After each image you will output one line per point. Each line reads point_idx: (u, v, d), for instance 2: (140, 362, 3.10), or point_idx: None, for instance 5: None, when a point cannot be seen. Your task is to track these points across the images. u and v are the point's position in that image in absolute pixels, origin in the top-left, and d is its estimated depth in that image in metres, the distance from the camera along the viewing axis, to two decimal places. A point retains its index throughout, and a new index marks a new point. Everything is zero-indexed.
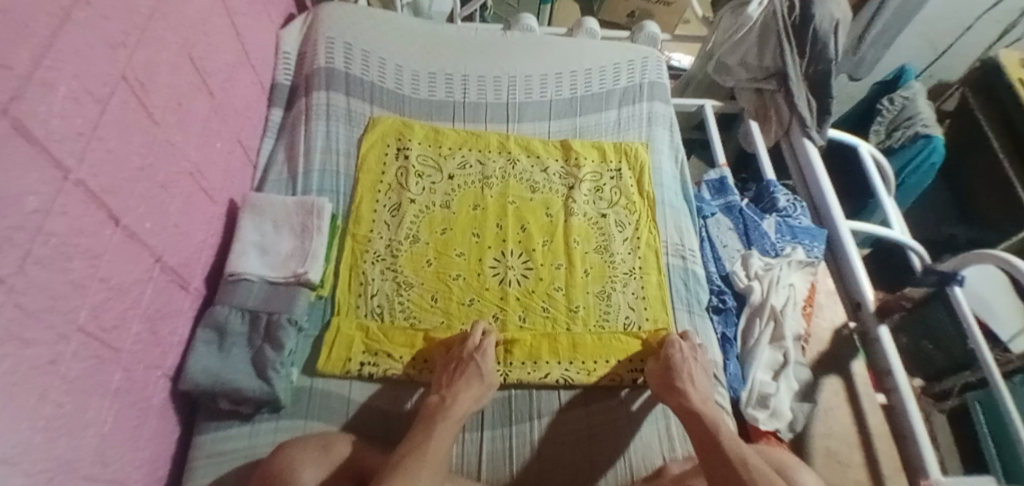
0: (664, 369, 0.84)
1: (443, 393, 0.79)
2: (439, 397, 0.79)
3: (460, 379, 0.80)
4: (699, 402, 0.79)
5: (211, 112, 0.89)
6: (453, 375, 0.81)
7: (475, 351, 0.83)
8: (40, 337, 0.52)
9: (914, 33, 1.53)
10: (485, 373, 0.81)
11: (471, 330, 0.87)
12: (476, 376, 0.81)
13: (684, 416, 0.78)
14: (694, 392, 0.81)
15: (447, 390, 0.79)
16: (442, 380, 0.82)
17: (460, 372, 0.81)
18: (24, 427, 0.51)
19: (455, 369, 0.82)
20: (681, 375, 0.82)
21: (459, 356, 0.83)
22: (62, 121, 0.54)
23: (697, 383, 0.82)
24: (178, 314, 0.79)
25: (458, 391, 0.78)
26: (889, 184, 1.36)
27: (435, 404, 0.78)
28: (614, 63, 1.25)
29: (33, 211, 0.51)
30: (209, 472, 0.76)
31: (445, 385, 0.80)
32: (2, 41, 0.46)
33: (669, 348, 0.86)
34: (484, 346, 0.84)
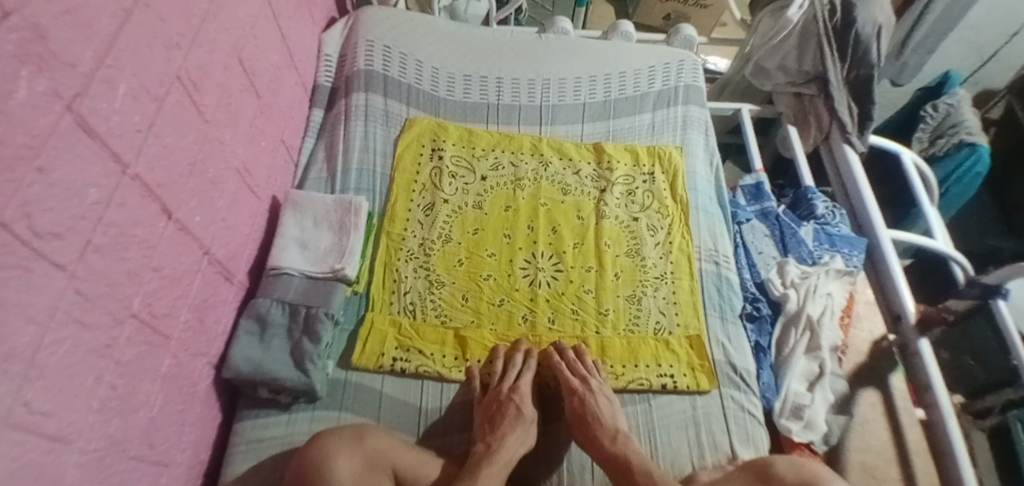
0: (576, 414, 0.81)
1: (488, 441, 0.77)
2: (485, 444, 0.76)
3: (500, 425, 0.78)
4: (610, 444, 0.77)
5: (257, 112, 0.92)
6: (494, 420, 0.79)
7: (512, 392, 0.82)
8: (98, 321, 0.55)
9: (958, 40, 1.46)
10: (525, 415, 0.81)
11: (505, 370, 0.86)
12: (516, 418, 0.79)
13: (608, 472, 0.76)
14: (604, 431, 0.79)
15: (491, 436, 0.77)
16: (484, 427, 0.79)
17: (502, 416, 0.79)
18: (80, 406, 0.54)
19: (495, 414, 0.80)
20: (591, 420, 0.80)
21: (499, 399, 0.81)
22: (122, 117, 0.57)
23: (608, 422, 0.80)
24: (223, 304, 0.82)
25: (503, 435, 0.77)
26: (931, 191, 1.32)
27: (481, 452, 0.75)
28: (649, 66, 1.25)
29: (94, 202, 0.54)
30: (249, 457, 0.78)
31: (490, 432, 0.78)
32: (67, 40, 0.49)
33: (571, 395, 0.83)
34: (520, 386, 0.83)
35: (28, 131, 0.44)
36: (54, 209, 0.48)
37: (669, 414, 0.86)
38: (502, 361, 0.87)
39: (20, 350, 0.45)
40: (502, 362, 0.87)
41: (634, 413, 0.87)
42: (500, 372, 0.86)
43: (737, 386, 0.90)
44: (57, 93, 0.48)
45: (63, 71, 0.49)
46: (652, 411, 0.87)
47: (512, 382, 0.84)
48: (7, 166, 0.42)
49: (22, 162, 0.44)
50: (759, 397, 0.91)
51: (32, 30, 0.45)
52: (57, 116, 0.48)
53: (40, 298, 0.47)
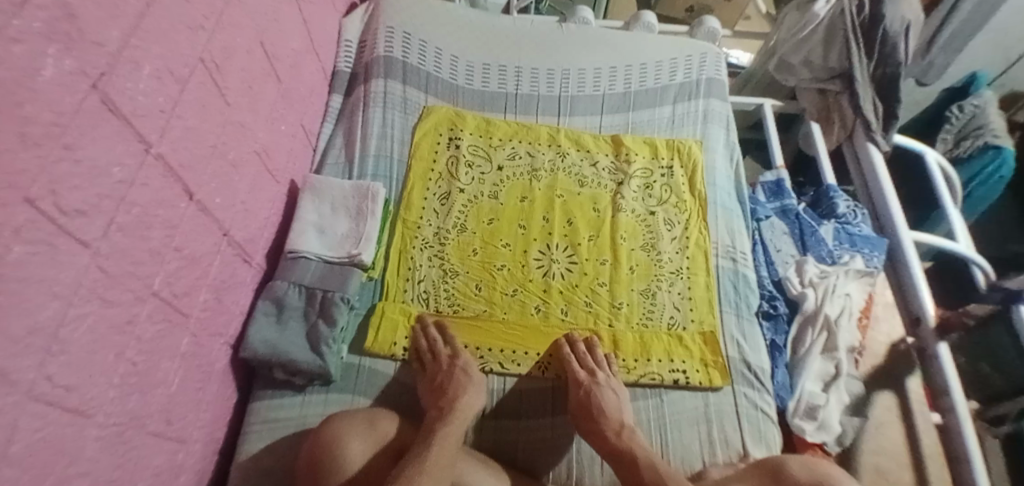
0: (581, 404, 0.81)
1: (441, 406, 0.77)
2: (438, 408, 0.77)
3: (449, 388, 0.80)
4: (614, 436, 0.78)
5: (278, 96, 0.93)
6: (442, 387, 0.80)
7: (453, 359, 0.84)
8: (120, 298, 0.56)
9: (987, 40, 1.42)
10: (473, 376, 0.83)
11: (436, 339, 0.87)
12: (464, 383, 0.81)
13: (613, 464, 0.76)
14: (610, 426, 0.79)
15: (443, 401, 0.78)
16: (434, 396, 0.80)
17: (450, 381, 0.81)
18: (101, 382, 0.55)
19: (442, 384, 0.81)
20: (597, 412, 0.80)
21: (442, 370, 0.82)
22: (147, 97, 0.58)
23: (613, 414, 0.80)
24: (241, 286, 0.83)
25: (455, 397, 0.78)
26: (953, 192, 1.29)
27: (434, 416, 0.76)
28: (670, 58, 1.23)
29: (118, 181, 0.54)
30: (263, 437, 0.79)
31: (441, 398, 0.79)
32: (94, 18, 0.49)
33: (575, 387, 0.83)
34: (461, 354, 0.85)
35: (55, 109, 0.45)
36: (79, 186, 0.49)
37: (682, 410, 0.86)
38: (424, 339, 0.87)
39: (43, 325, 0.46)
40: (424, 341, 0.87)
41: (645, 408, 0.86)
42: (427, 349, 0.86)
43: (751, 385, 0.89)
44: (84, 71, 0.48)
45: (90, 50, 0.49)
46: (664, 406, 0.86)
47: (450, 350, 0.86)
48: (34, 143, 0.43)
49: (49, 139, 0.44)
50: (773, 396, 0.90)
51: (60, 8, 0.45)
52: (84, 95, 0.48)
53: (65, 274, 0.48)
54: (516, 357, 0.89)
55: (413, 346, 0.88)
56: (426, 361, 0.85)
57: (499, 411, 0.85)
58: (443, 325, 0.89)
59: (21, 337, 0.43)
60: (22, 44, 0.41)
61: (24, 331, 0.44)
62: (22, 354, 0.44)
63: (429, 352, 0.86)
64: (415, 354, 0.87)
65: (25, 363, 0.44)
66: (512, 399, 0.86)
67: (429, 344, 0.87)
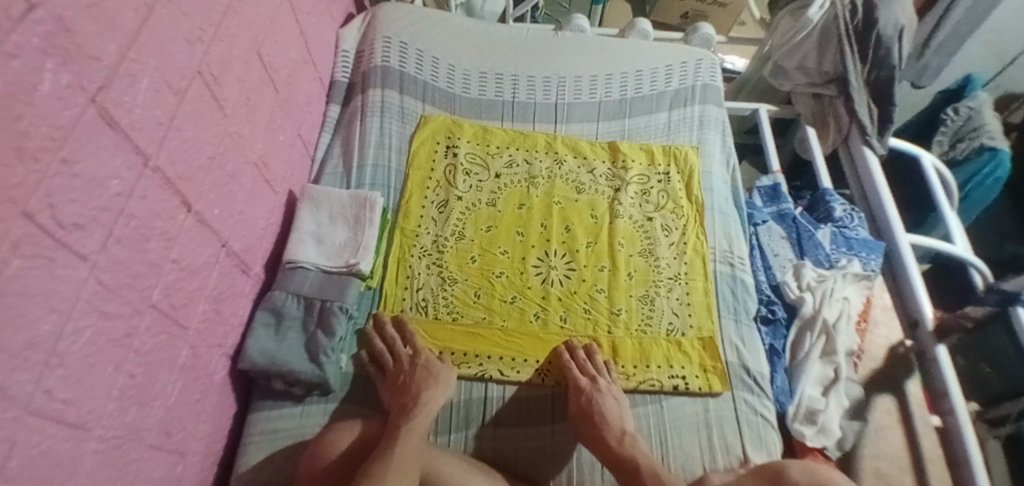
0: (582, 411, 0.81)
1: (404, 402, 0.78)
2: (400, 406, 0.77)
3: (412, 385, 0.80)
4: (616, 444, 0.77)
5: (276, 107, 0.93)
6: (405, 385, 0.81)
7: (412, 358, 0.84)
8: (118, 311, 0.56)
9: (981, 42, 1.43)
10: (436, 371, 0.83)
11: (399, 339, 0.88)
12: (425, 379, 0.81)
13: (613, 471, 0.77)
14: (611, 433, 0.78)
15: (405, 398, 0.78)
16: (396, 395, 0.80)
17: (412, 380, 0.81)
18: (101, 394, 0.55)
19: (404, 382, 0.81)
20: (598, 418, 0.79)
21: (404, 371, 0.83)
22: (144, 110, 0.58)
23: (611, 421, 0.80)
24: (240, 296, 0.83)
25: (417, 394, 0.79)
26: (951, 196, 1.29)
27: (398, 413, 0.76)
28: (666, 65, 1.24)
29: (116, 194, 0.54)
30: (263, 448, 0.79)
31: (404, 395, 0.79)
32: (91, 33, 0.49)
33: (575, 394, 0.83)
34: (421, 351, 0.85)
35: (51, 123, 0.45)
36: (77, 200, 0.49)
37: (680, 416, 0.86)
38: (382, 339, 0.88)
39: (41, 339, 0.46)
40: (383, 341, 0.88)
41: (644, 415, 0.86)
42: (385, 349, 0.87)
43: (751, 390, 0.89)
44: (81, 85, 0.48)
45: (87, 64, 0.49)
46: (664, 413, 0.86)
47: (411, 348, 0.86)
48: (32, 157, 0.43)
49: (46, 152, 0.45)
50: (772, 400, 0.90)
51: (57, 23, 0.45)
52: (80, 109, 0.49)
53: (62, 287, 0.48)
54: (514, 364, 0.89)
55: (370, 349, 0.88)
56: (386, 362, 0.86)
57: (499, 420, 0.85)
58: (401, 320, 0.90)
59: (19, 351, 0.43)
60: (18, 59, 0.41)
61: (22, 345, 0.44)
62: (20, 368, 0.44)
63: (387, 353, 0.86)
64: (372, 356, 0.87)
65: (23, 377, 0.44)
66: (513, 405, 0.86)
67: (387, 343, 0.88)
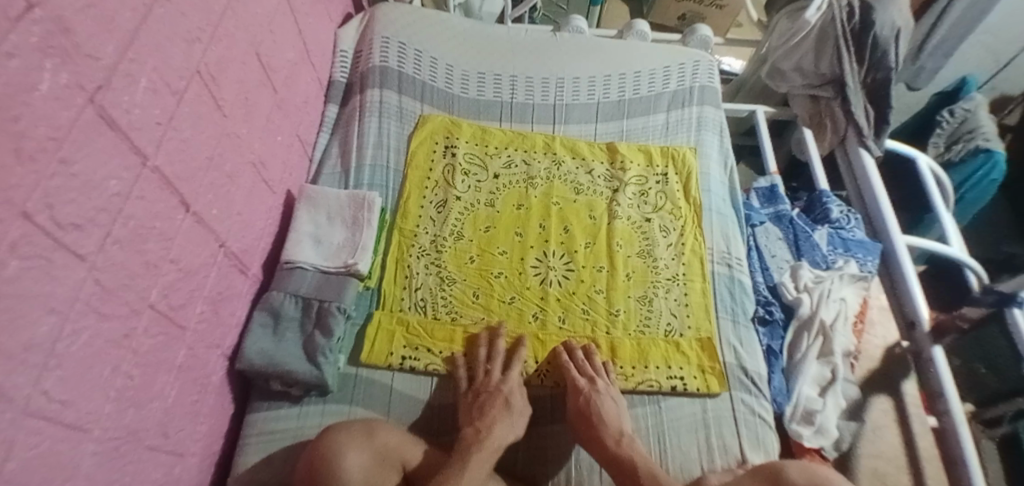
0: (580, 411, 0.81)
1: (477, 426, 0.76)
2: (473, 429, 0.76)
3: (489, 413, 0.78)
4: (614, 445, 0.77)
5: (274, 107, 0.93)
6: (482, 409, 0.79)
7: (501, 384, 0.82)
8: (116, 312, 0.56)
9: (976, 44, 1.44)
10: (515, 406, 0.80)
11: (490, 357, 0.86)
12: (504, 410, 0.79)
13: (610, 471, 0.77)
14: (609, 433, 0.78)
15: (480, 423, 0.77)
16: (472, 415, 0.79)
17: (490, 406, 0.79)
18: (98, 396, 0.54)
19: (483, 403, 0.80)
20: (597, 420, 0.80)
21: (487, 390, 0.82)
22: (142, 110, 0.58)
23: (608, 421, 0.80)
24: (238, 297, 0.83)
25: (492, 423, 0.77)
26: (946, 197, 1.30)
27: (469, 438, 0.75)
28: (664, 66, 1.24)
29: (114, 195, 0.54)
30: (260, 448, 0.79)
31: (478, 419, 0.78)
32: (89, 33, 0.49)
33: (574, 394, 0.83)
34: (512, 378, 0.83)
35: (49, 123, 0.45)
36: (74, 201, 0.49)
37: (679, 417, 0.86)
38: (486, 350, 0.87)
39: (39, 340, 0.46)
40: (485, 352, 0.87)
41: (643, 415, 0.86)
42: (482, 365, 0.86)
43: (749, 390, 0.89)
44: (79, 85, 0.48)
45: (86, 64, 0.49)
46: (662, 412, 0.86)
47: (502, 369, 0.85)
48: (30, 158, 0.43)
49: (44, 153, 0.44)
50: (770, 401, 0.90)
51: (55, 23, 0.45)
52: (79, 109, 0.48)
53: (60, 288, 0.48)
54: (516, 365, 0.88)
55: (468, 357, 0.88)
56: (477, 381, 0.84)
57: None
58: (497, 336, 0.89)
59: (17, 352, 0.43)
60: (16, 59, 0.41)
61: (20, 346, 0.43)
62: (18, 369, 0.43)
63: (482, 375, 0.85)
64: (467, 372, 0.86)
65: (21, 378, 0.44)
66: None
67: (487, 354, 0.87)
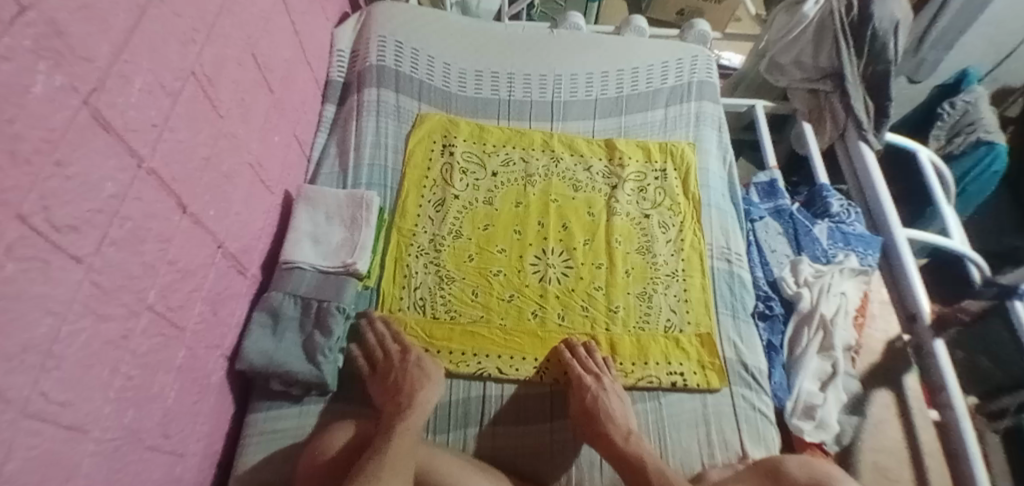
0: (586, 409, 0.80)
1: (399, 401, 0.77)
2: (394, 404, 0.77)
3: (406, 382, 0.80)
4: (622, 441, 0.77)
5: (271, 107, 0.93)
6: (397, 383, 0.80)
7: (404, 355, 0.84)
8: (114, 313, 0.56)
9: (976, 36, 1.43)
10: (427, 369, 0.82)
11: (388, 336, 0.87)
12: (421, 376, 0.81)
13: (619, 468, 0.76)
14: (617, 430, 0.78)
15: (400, 396, 0.78)
16: (389, 393, 0.80)
17: (404, 377, 0.81)
18: (97, 397, 0.54)
19: (395, 380, 0.81)
20: (603, 418, 0.79)
21: (395, 368, 0.83)
22: (138, 111, 0.58)
23: (618, 419, 0.80)
24: (237, 297, 0.83)
25: (411, 393, 0.78)
26: (948, 190, 1.29)
27: (393, 411, 0.76)
28: (662, 61, 1.24)
29: (111, 196, 0.54)
30: (261, 448, 0.79)
31: (398, 393, 0.79)
32: (83, 35, 0.49)
33: (583, 391, 0.82)
34: (411, 349, 0.85)
35: (44, 125, 0.45)
36: (71, 202, 0.49)
37: (679, 412, 0.86)
38: (372, 334, 0.88)
39: (37, 341, 0.46)
40: (373, 337, 0.88)
41: (643, 412, 0.86)
42: (376, 344, 0.87)
43: (749, 385, 0.89)
44: (74, 87, 0.48)
45: (80, 66, 0.49)
46: (662, 409, 0.86)
47: (402, 345, 0.86)
48: (26, 160, 0.43)
49: (40, 155, 0.45)
50: (770, 396, 0.90)
51: (48, 25, 0.45)
52: (74, 110, 0.48)
53: (57, 290, 0.48)
54: (514, 362, 0.88)
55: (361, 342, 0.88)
56: (377, 357, 0.85)
57: (496, 419, 0.85)
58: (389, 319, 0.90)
59: (14, 353, 0.43)
60: (10, 62, 0.41)
61: (17, 348, 0.43)
62: (16, 371, 0.44)
63: (379, 348, 0.86)
64: (365, 351, 0.87)
65: (19, 380, 0.44)
66: (513, 405, 0.86)
67: (387, 329, 0.89)
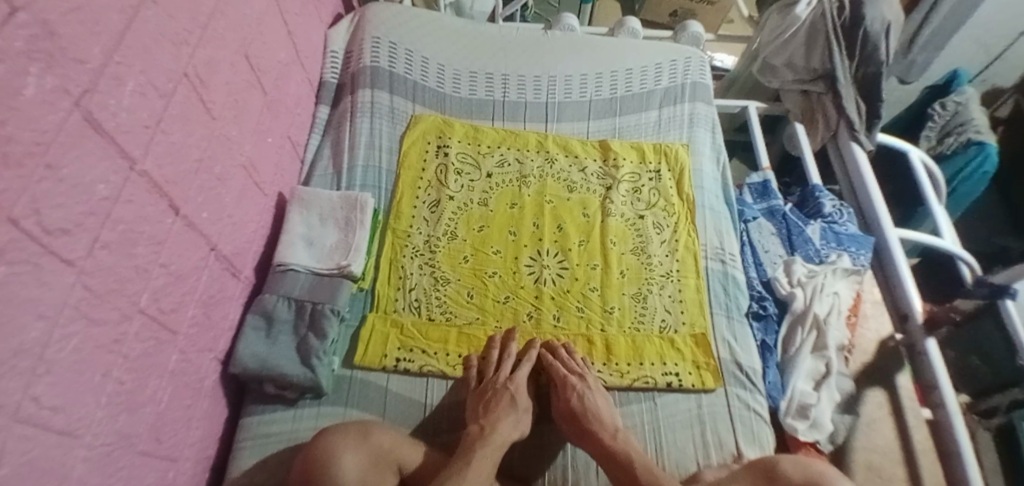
0: (572, 410, 0.81)
1: (482, 423, 0.77)
2: (479, 426, 0.77)
3: (495, 410, 0.79)
4: (609, 440, 0.77)
5: (264, 109, 0.92)
6: (489, 405, 0.80)
7: (508, 381, 0.82)
8: (107, 316, 0.56)
9: (967, 37, 1.45)
10: (520, 403, 0.81)
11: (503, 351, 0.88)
12: (510, 407, 0.80)
13: (603, 465, 0.76)
14: (604, 428, 0.78)
15: (485, 420, 0.78)
16: (479, 411, 0.80)
17: (495, 402, 0.80)
18: (89, 402, 0.54)
19: (489, 400, 0.80)
20: (590, 417, 0.79)
21: (495, 387, 0.82)
22: (130, 114, 0.57)
23: (604, 418, 0.80)
24: (230, 300, 0.83)
25: (497, 419, 0.77)
26: (939, 191, 1.30)
27: (475, 434, 0.76)
28: (656, 62, 1.24)
29: (103, 198, 0.54)
30: (254, 452, 0.79)
31: (484, 416, 0.78)
32: (76, 36, 0.49)
33: (567, 391, 0.82)
34: (516, 376, 0.84)
35: (36, 128, 0.44)
36: (62, 205, 0.48)
37: (674, 413, 0.86)
38: (498, 351, 0.88)
39: (28, 346, 0.45)
40: (496, 353, 0.87)
41: (637, 412, 0.87)
42: (494, 363, 0.86)
43: (743, 385, 0.89)
44: (65, 89, 0.48)
45: (71, 67, 0.49)
46: (657, 410, 0.86)
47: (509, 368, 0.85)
48: (18, 163, 0.42)
49: (31, 158, 0.44)
50: (765, 396, 0.91)
51: (41, 27, 0.45)
52: (65, 112, 0.48)
53: (49, 294, 0.47)
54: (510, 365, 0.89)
55: (484, 354, 0.88)
56: (487, 375, 0.85)
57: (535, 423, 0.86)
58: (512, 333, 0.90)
59: (7, 358, 0.43)
60: (2, 64, 0.41)
61: (9, 352, 0.43)
62: (8, 375, 0.43)
63: (493, 368, 0.86)
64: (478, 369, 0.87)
65: (10, 385, 0.43)
66: None
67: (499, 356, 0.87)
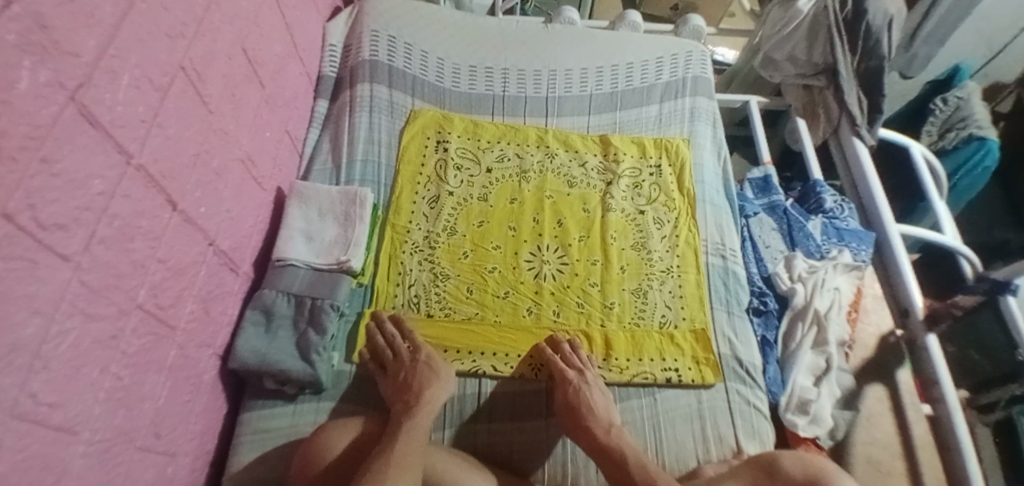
0: (570, 403, 0.80)
1: (406, 400, 0.76)
2: (403, 403, 0.76)
3: (415, 381, 0.79)
4: (604, 435, 0.77)
5: (262, 103, 0.92)
6: (406, 381, 0.79)
7: (413, 353, 0.83)
8: (103, 312, 0.55)
9: (970, 30, 1.44)
10: (438, 369, 0.82)
11: (387, 331, 0.87)
12: (429, 374, 0.80)
13: (597, 461, 0.76)
14: (598, 424, 0.78)
15: (408, 395, 0.77)
16: (397, 392, 0.79)
17: (413, 375, 0.80)
18: (88, 397, 0.54)
19: (405, 379, 0.80)
20: (585, 410, 0.79)
21: (405, 367, 0.81)
22: (126, 107, 0.57)
23: (598, 411, 0.80)
24: (228, 295, 0.82)
25: (420, 391, 0.77)
26: (940, 186, 1.30)
27: (400, 411, 0.75)
28: (656, 57, 1.24)
29: (99, 193, 0.53)
30: (254, 447, 0.79)
31: (405, 392, 0.78)
32: (69, 27, 0.48)
33: (563, 385, 0.82)
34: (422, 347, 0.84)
35: (29, 122, 0.44)
36: (59, 200, 0.48)
37: (674, 408, 0.86)
38: (381, 335, 0.86)
39: (24, 342, 0.45)
40: (382, 337, 0.86)
41: (638, 407, 0.86)
42: (384, 346, 0.85)
43: (743, 380, 0.89)
44: (59, 83, 0.47)
45: (65, 61, 0.48)
46: (657, 405, 0.86)
47: (411, 344, 0.85)
48: (12, 157, 0.42)
49: (25, 152, 0.44)
50: (766, 391, 0.91)
51: (33, 19, 0.44)
52: (60, 106, 0.47)
53: (45, 289, 0.47)
54: (507, 358, 0.88)
55: (370, 345, 0.86)
56: (386, 359, 0.84)
57: (492, 414, 0.85)
58: (399, 318, 0.88)
59: (3, 354, 0.42)
60: None
61: (6, 348, 0.43)
62: (5, 371, 0.43)
63: (388, 348, 0.85)
64: (372, 351, 0.86)
65: (8, 381, 0.43)
66: (506, 400, 0.86)
67: (386, 340, 0.86)
